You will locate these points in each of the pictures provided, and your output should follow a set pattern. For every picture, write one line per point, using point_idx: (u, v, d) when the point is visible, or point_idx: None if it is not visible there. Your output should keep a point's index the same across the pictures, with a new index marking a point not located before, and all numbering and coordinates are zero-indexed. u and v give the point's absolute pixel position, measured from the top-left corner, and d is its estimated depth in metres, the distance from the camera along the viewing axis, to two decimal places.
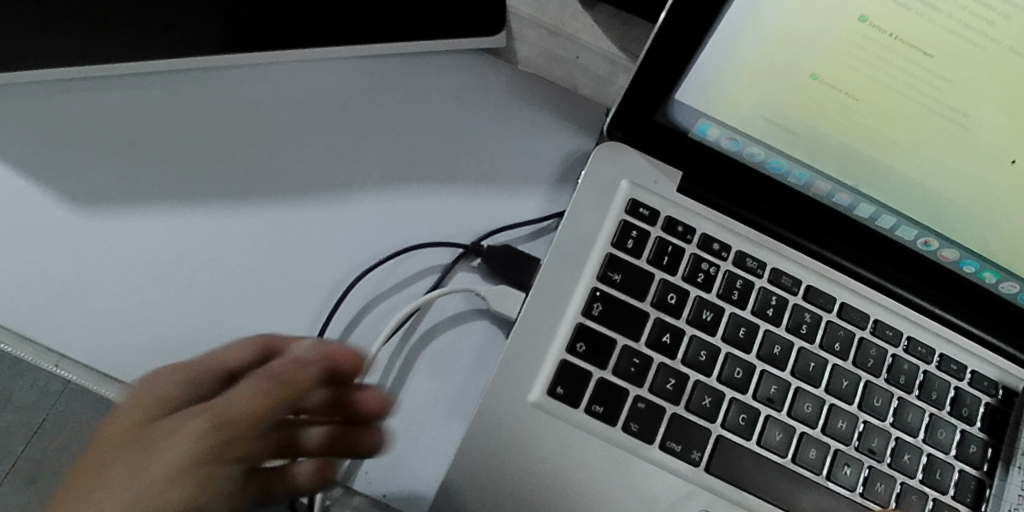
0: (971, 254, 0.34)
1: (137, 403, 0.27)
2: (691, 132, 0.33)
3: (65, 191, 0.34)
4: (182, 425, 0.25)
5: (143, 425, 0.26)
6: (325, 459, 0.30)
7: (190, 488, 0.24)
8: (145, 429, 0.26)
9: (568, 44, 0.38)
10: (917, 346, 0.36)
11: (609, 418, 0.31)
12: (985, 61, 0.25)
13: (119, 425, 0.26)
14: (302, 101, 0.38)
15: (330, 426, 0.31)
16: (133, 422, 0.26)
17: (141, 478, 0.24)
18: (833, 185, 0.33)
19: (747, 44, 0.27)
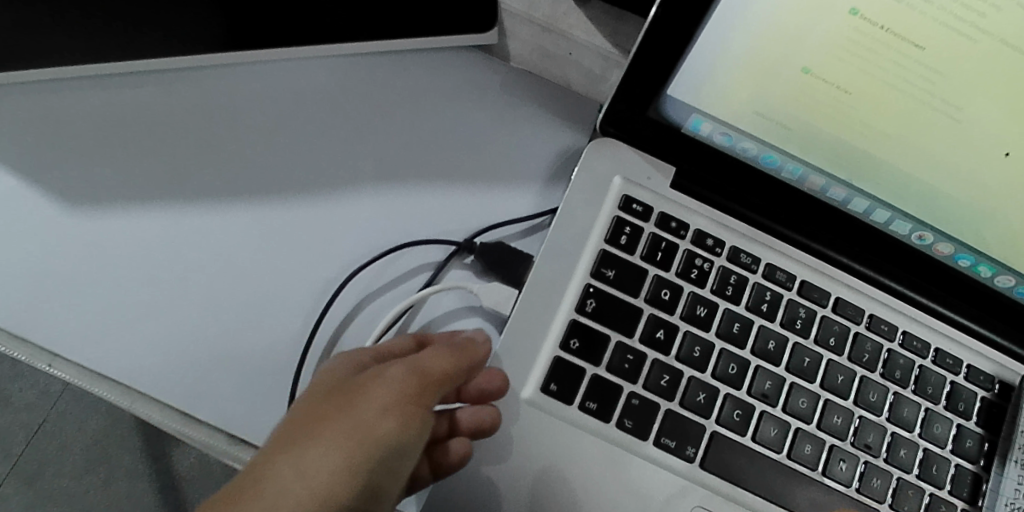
0: (965, 248, 0.33)
1: (323, 380, 0.29)
2: (684, 128, 0.33)
3: (58, 191, 0.34)
4: (373, 378, 0.28)
5: (343, 391, 0.28)
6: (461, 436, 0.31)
7: (400, 420, 0.28)
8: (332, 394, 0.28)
9: (561, 40, 0.37)
10: (913, 340, 0.36)
11: (603, 415, 0.31)
12: (977, 53, 0.25)
13: (310, 395, 0.28)
14: (294, 99, 0.38)
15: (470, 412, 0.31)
16: (319, 391, 0.28)
17: (342, 429, 0.26)
18: (827, 179, 0.33)
19: (738, 39, 0.27)
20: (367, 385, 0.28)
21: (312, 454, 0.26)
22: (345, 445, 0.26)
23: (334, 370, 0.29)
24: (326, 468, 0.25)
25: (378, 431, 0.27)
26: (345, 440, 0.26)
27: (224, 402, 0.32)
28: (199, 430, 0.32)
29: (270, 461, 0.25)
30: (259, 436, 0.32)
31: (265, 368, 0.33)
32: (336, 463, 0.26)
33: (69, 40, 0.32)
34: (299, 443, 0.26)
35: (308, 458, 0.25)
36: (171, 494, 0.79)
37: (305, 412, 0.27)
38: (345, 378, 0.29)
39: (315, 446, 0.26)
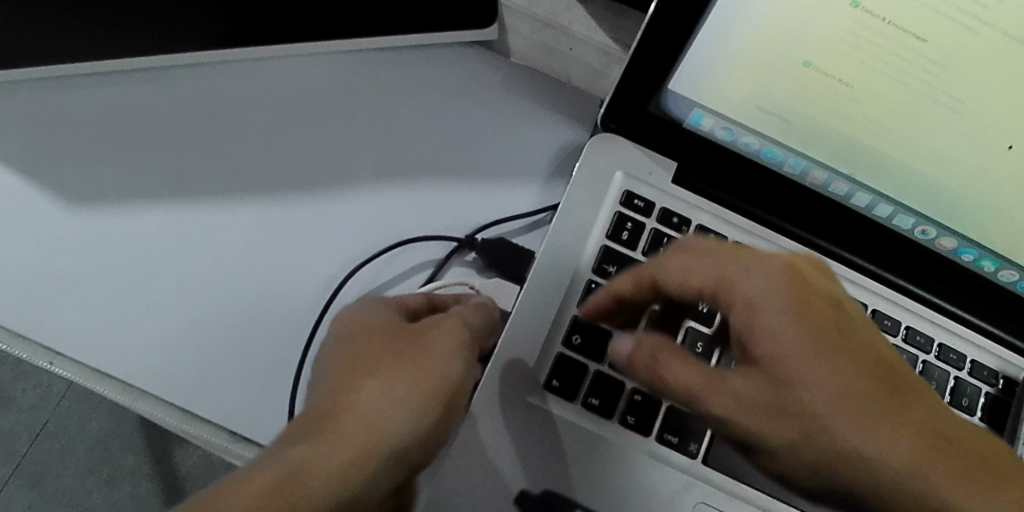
0: (968, 241, 0.33)
1: (342, 334, 0.28)
2: (685, 123, 0.33)
3: (61, 188, 0.34)
4: (398, 325, 0.28)
5: (406, 338, 0.27)
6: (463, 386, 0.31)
7: (464, 360, 0.27)
8: (352, 345, 0.27)
9: (561, 36, 0.38)
10: (916, 335, 0.36)
11: (605, 411, 0.31)
12: (977, 44, 0.25)
13: (350, 342, 0.28)
14: (295, 96, 0.38)
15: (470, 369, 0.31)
16: (340, 347, 0.28)
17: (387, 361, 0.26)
18: (830, 174, 0.33)
19: (738, 32, 0.27)
20: (403, 328, 0.28)
21: (376, 384, 0.25)
22: (396, 369, 0.26)
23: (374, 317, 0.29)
24: (383, 391, 0.25)
25: (427, 355, 0.27)
26: (394, 367, 0.26)
27: (225, 400, 0.32)
28: (199, 428, 0.31)
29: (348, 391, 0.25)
30: (262, 432, 0.32)
31: (268, 365, 0.33)
32: (397, 385, 0.25)
33: (70, 35, 0.32)
34: (340, 383, 0.26)
35: (360, 388, 0.25)
36: (173, 495, 0.79)
37: (367, 356, 0.26)
38: (364, 328, 0.28)
39: (365, 376, 0.26)
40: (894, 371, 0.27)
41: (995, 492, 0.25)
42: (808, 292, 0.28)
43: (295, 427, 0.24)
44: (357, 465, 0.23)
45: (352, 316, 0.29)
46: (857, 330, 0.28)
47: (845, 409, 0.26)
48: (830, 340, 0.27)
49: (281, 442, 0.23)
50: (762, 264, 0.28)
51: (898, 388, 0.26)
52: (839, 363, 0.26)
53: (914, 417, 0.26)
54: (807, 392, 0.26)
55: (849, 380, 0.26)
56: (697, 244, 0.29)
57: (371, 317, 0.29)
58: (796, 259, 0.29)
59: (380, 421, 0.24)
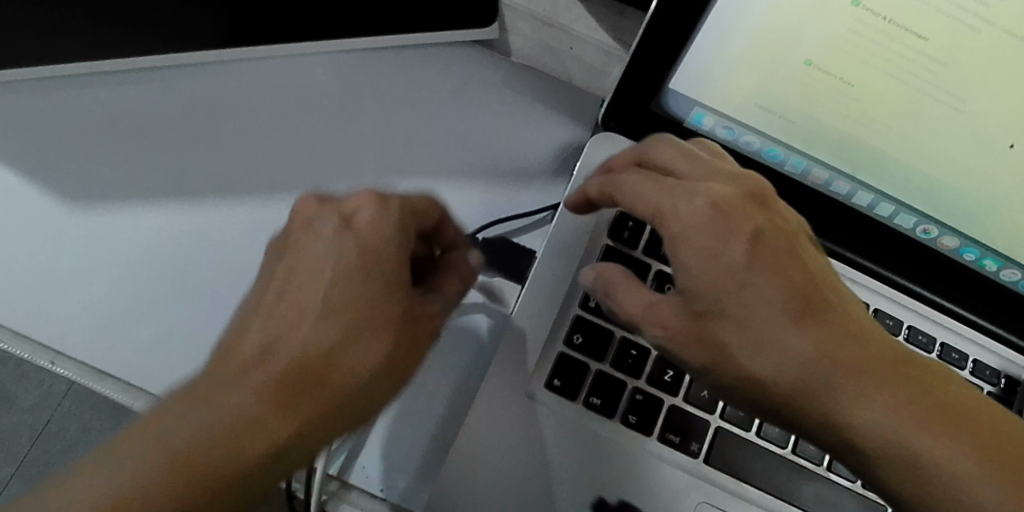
0: (970, 241, 0.33)
1: (305, 231, 0.26)
2: (686, 121, 0.33)
3: (61, 187, 0.34)
4: (354, 241, 0.25)
5: (400, 304, 0.25)
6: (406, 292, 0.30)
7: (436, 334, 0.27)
8: (303, 262, 0.25)
9: (561, 35, 0.38)
10: (919, 334, 0.36)
11: (606, 410, 0.31)
12: (979, 43, 0.25)
13: (336, 274, 0.25)
14: (295, 95, 0.38)
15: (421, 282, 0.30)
16: (298, 253, 0.26)
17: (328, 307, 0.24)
18: (831, 173, 0.32)
19: (739, 31, 0.27)
20: (364, 253, 0.25)
21: (351, 348, 0.24)
22: (334, 314, 0.24)
23: (371, 244, 0.25)
24: (316, 337, 0.24)
25: (373, 299, 0.25)
26: (333, 311, 0.24)
27: None
28: None
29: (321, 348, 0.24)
30: None
31: None
32: (353, 353, 0.24)
33: (71, 36, 0.32)
34: (275, 313, 0.24)
35: (290, 329, 0.24)
36: None
37: (351, 310, 0.24)
38: (319, 236, 0.26)
39: (301, 319, 0.24)
40: (818, 303, 0.26)
41: (933, 423, 0.24)
42: (725, 228, 0.27)
43: (218, 368, 0.23)
44: (274, 423, 0.22)
45: (321, 210, 0.27)
46: (777, 262, 0.27)
47: (787, 328, 0.26)
48: (739, 276, 0.26)
49: (197, 387, 0.23)
50: (686, 197, 0.28)
51: (816, 320, 0.26)
52: (750, 300, 0.26)
53: (841, 351, 0.25)
54: (722, 326, 0.26)
55: (760, 315, 0.26)
56: (652, 163, 0.30)
57: (337, 218, 0.26)
58: (720, 190, 0.28)
59: (312, 375, 0.23)
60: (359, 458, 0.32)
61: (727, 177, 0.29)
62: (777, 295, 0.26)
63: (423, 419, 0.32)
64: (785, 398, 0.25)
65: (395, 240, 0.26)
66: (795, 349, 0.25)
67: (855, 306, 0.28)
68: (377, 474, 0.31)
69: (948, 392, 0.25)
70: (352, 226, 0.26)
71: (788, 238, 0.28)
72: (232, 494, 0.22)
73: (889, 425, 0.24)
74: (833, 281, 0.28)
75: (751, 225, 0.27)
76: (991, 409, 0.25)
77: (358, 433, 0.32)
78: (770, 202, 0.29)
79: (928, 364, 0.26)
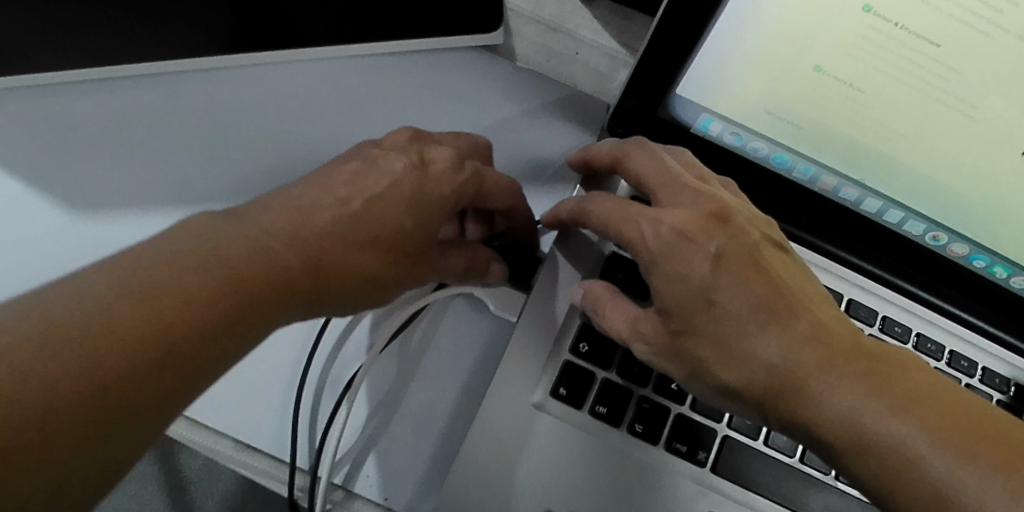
0: (980, 248, 0.33)
1: (386, 153, 0.29)
2: (692, 127, 0.32)
3: (66, 195, 0.34)
4: (421, 178, 0.28)
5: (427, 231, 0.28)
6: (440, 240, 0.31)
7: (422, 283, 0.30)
8: (372, 167, 0.28)
9: (566, 40, 0.39)
10: (927, 342, 0.35)
11: (612, 419, 0.31)
12: (993, 49, 0.25)
13: (387, 192, 0.27)
14: (298, 99, 0.38)
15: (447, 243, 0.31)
16: (371, 160, 0.28)
17: (377, 204, 0.27)
18: (839, 179, 0.32)
19: (747, 36, 0.27)
20: (435, 185, 0.28)
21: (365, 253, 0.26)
22: (367, 212, 0.26)
23: (444, 183, 0.29)
24: (337, 225, 0.26)
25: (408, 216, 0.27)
26: (369, 214, 0.27)
27: (231, 407, 0.32)
28: (202, 434, 0.31)
29: (345, 239, 0.26)
30: (266, 440, 0.32)
31: (273, 373, 0.33)
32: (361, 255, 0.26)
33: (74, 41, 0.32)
34: (328, 194, 0.26)
35: (325, 209, 0.26)
36: None
37: (383, 225, 0.27)
38: (393, 159, 0.29)
39: (349, 205, 0.26)
40: (784, 311, 0.27)
41: (897, 406, 0.24)
42: (687, 250, 0.28)
43: (262, 210, 0.25)
44: (288, 269, 0.24)
45: (410, 145, 0.30)
46: (742, 280, 0.28)
47: (747, 328, 0.27)
48: (705, 294, 0.28)
49: (236, 217, 0.24)
50: (649, 225, 0.29)
51: (782, 325, 0.27)
52: (719, 317, 0.27)
53: (806, 354, 0.26)
54: (696, 342, 0.28)
55: (730, 327, 0.27)
56: (627, 172, 0.31)
57: (418, 154, 0.29)
58: (683, 217, 0.29)
59: (331, 252, 0.25)
60: (363, 467, 0.31)
61: (694, 196, 0.30)
62: (743, 308, 0.27)
63: (426, 427, 0.32)
64: (758, 398, 0.27)
65: (457, 186, 0.29)
66: (762, 355, 0.27)
67: (828, 312, 0.29)
68: (381, 484, 0.31)
69: (917, 381, 0.25)
70: (428, 167, 0.29)
71: (755, 253, 0.29)
72: (240, 326, 0.22)
73: (851, 412, 0.24)
74: (803, 288, 0.29)
75: (715, 244, 0.28)
76: (963, 397, 0.25)
77: (362, 442, 0.32)
78: (732, 218, 0.29)
79: (898, 358, 0.27)
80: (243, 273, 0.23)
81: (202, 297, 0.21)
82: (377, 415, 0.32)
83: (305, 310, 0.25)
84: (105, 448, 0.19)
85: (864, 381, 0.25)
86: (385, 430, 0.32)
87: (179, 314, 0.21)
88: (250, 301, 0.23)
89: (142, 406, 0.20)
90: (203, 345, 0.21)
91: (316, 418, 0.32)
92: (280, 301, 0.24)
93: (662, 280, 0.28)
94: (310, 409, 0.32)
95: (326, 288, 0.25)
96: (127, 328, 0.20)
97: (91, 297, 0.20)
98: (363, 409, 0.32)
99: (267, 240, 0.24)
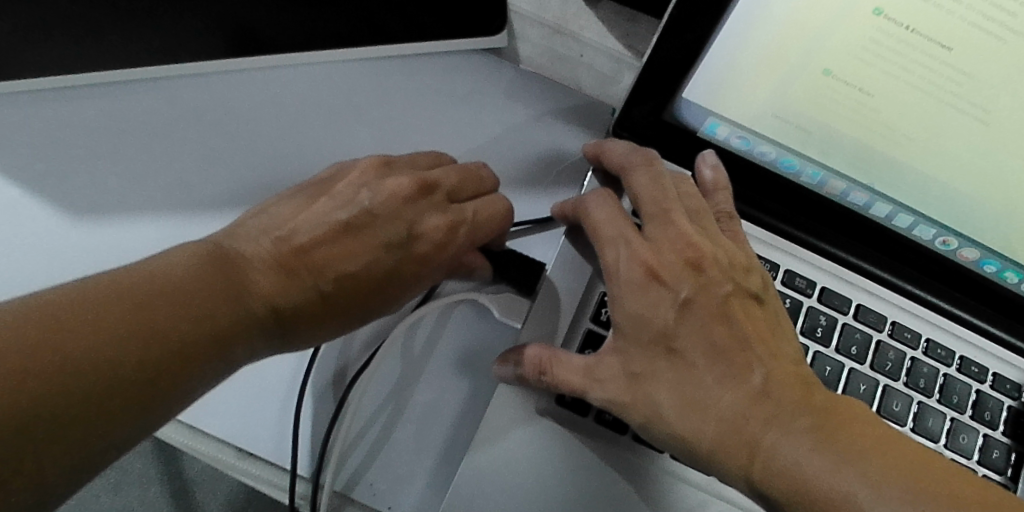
0: (991, 253, 0.32)
1: (380, 215, 0.29)
2: (699, 131, 0.32)
3: (66, 202, 0.34)
4: (404, 250, 0.30)
5: (395, 277, 0.29)
6: (428, 252, 0.30)
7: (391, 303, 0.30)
8: (360, 233, 0.29)
9: (571, 43, 0.38)
10: (937, 348, 0.35)
11: (618, 426, 0.30)
12: (1005, 53, 0.24)
13: (359, 243, 0.29)
14: (299, 102, 0.37)
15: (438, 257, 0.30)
16: (363, 224, 0.29)
17: (357, 271, 0.28)
18: (847, 184, 0.32)
19: (756, 39, 0.26)
20: (415, 267, 0.30)
21: (332, 306, 0.27)
22: (340, 261, 0.28)
23: (429, 248, 0.30)
24: (314, 278, 0.27)
25: (379, 267, 0.29)
26: (342, 264, 0.28)
27: (231, 415, 0.31)
28: (205, 443, 0.31)
29: (318, 290, 0.27)
30: (268, 446, 0.31)
31: (274, 378, 0.32)
32: (323, 301, 0.27)
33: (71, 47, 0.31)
34: (314, 250, 0.28)
35: (305, 254, 0.27)
36: None
37: (355, 278, 0.28)
38: (383, 230, 0.29)
39: (329, 271, 0.27)
40: (740, 365, 0.29)
41: (841, 458, 0.25)
42: (658, 292, 0.29)
43: (251, 259, 0.26)
44: (258, 308, 0.25)
45: (406, 209, 0.30)
46: (705, 328, 0.29)
47: (697, 380, 0.28)
48: (667, 339, 0.29)
49: (226, 258, 0.25)
50: (629, 258, 0.30)
51: (734, 379, 0.28)
52: (677, 363, 0.29)
53: (757, 408, 0.27)
54: (653, 385, 0.28)
55: (688, 376, 0.28)
56: (626, 185, 0.32)
57: (407, 226, 0.30)
58: (659, 258, 0.30)
59: (304, 297, 0.27)
60: (366, 474, 0.31)
61: (674, 235, 0.31)
62: (701, 358, 0.29)
63: (430, 434, 0.32)
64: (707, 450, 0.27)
65: (443, 247, 0.30)
66: (715, 407, 0.28)
67: (789, 366, 0.29)
68: (384, 491, 0.31)
69: (864, 433, 0.27)
70: (418, 237, 0.30)
71: (723, 304, 0.30)
72: (211, 355, 0.23)
73: (798, 465, 0.26)
74: (770, 340, 0.30)
75: (683, 291, 0.30)
76: (900, 442, 0.27)
77: (364, 449, 0.32)
78: (705, 267, 0.31)
79: (850, 410, 0.28)
80: (217, 310, 0.24)
81: (180, 330, 0.22)
82: (380, 421, 0.32)
83: (265, 348, 0.26)
84: (50, 466, 0.20)
85: (804, 433, 0.26)
86: (389, 437, 0.32)
87: (156, 346, 0.22)
88: (218, 338, 0.24)
89: (92, 433, 0.20)
90: (175, 374, 0.22)
91: (318, 424, 0.32)
92: (244, 339, 0.24)
93: (630, 324, 0.29)
94: (313, 415, 0.32)
95: (288, 329, 0.26)
96: (106, 352, 0.21)
97: (82, 315, 0.21)
98: (365, 416, 0.32)
99: (246, 287, 0.25)
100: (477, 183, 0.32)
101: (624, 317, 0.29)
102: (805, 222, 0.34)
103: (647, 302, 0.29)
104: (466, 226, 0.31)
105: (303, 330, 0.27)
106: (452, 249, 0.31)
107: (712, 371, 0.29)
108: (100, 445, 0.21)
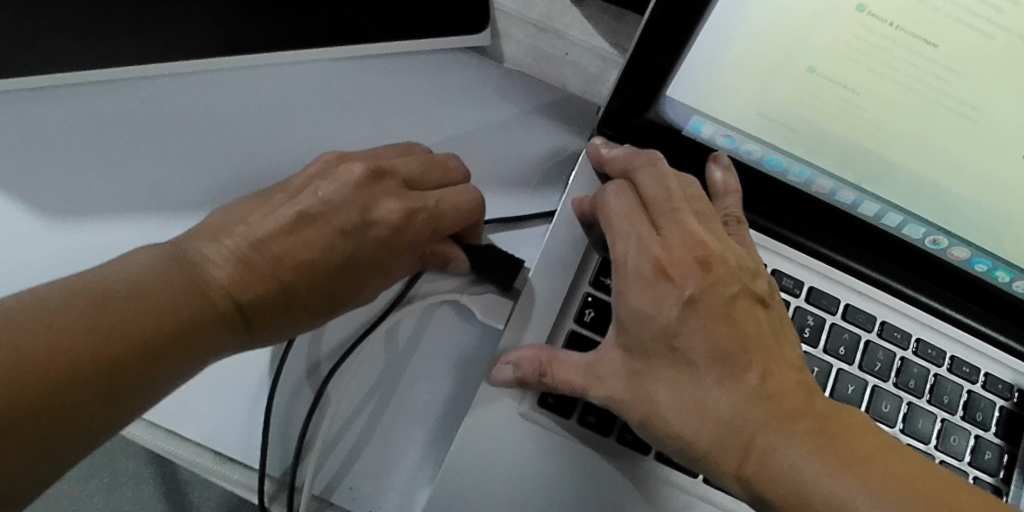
0: (982, 253, 0.32)
1: (330, 208, 0.28)
2: (684, 129, 0.31)
3: (44, 205, 0.34)
4: (364, 238, 0.29)
5: (358, 265, 0.28)
6: (390, 237, 0.29)
7: (359, 290, 0.29)
8: (314, 224, 0.28)
9: (556, 40, 0.38)
10: (928, 348, 0.35)
11: (601, 428, 0.30)
12: (989, 47, 0.24)
13: (313, 233, 0.28)
14: (280, 103, 0.37)
15: (407, 244, 0.30)
16: (319, 214, 0.28)
17: (319, 261, 0.27)
18: (835, 181, 0.31)
19: (739, 37, 0.26)
20: (377, 252, 0.29)
21: (296, 296, 0.27)
22: (298, 251, 0.27)
23: (390, 234, 0.29)
24: (276, 269, 0.26)
25: (338, 256, 0.28)
26: (302, 255, 0.27)
27: (209, 418, 0.31)
28: (181, 446, 0.31)
29: (282, 282, 0.26)
30: (247, 450, 0.31)
31: (254, 382, 0.32)
32: (287, 293, 0.27)
33: (43, 46, 0.31)
34: (271, 243, 0.27)
35: (261, 244, 0.26)
36: None
37: (316, 266, 0.27)
38: (336, 218, 0.28)
39: (286, 262, 0.27)
40: (741, 365, 0.28)
41: (839, 467, 0.25)
42: (663, 290, 0.28)
43: (210, 253, 0.25)
44: (224, 303, 0.25)
45: (359, 196, 0.29)
46: (709, 329, 0.28)
47: (697, 382, 0.28)
48: (669, 338, 0.28)
49: (184, 258, 0.25)
50: (636, 254, 0.29)
51: (735, 381, 0.27)
52: (678, 363, 0.28)
53: (757, 410, 0.27)
54: (653, 385, 0.28)
55: (687, 377, 0.28)
56: (633, 186, 0.31)
57: (362, 212, 0.29)
58: (669, 255, 0.29)
59: (271, 292, 0.26)
60: (346, 478, 0.31)
61: (685, 233, 0.30)
62: (703, 358, 0.28)
63: (411, 436, 0.32)
64: (704, 451, 0.27)
65: (405, 235, 0.30)
66: (715, 409, 0.27)
67: (788, 369, 0.29)
68: (365, 493, 0.31)
69: (863, 440, 0.27)
70: (374, 224, 0.29)
71: (730, 303, 0.29)
72: (176, 355, 0.23)
73: (799, 470, 0.26)
74: (773, 342, 0.29)
75: (691, 288, 0.29)
76: (900, 452, 0.27)
77: (345, 451, 0.31)
78: (715, 266, 0.29)
79: (851, 417, 0.28)
80: (176, 307, 0.23)
81: (143, 333, 0.22)
82: (361, 424, 0.32)
83: (232, 340, 0.26)
84: (24, 474, 0.20)
85: (803, 439, 0.26)
86: (370, 439, 0.32)
87: (121, 351, 0.22)
88: (182, 335, 0.23)
89: (55, 438, 0.21)
90: (142, 373, 0.22)
91: (298, 427, 0.32)
92: (204, 339, 0.24)
93: (633, 323, 0.28)
94: (293, 418, 0.32)
95: (255, 324, 0.26)
96: (64, 350, 0.21)
97: (35, 320, 0.21)
98: (345, 418, 0.32)
99: (206, 282, 0.25)
100: (442, 174, 0.32)
101: (626, 316, 0.28)
102: (796, 221, 0.34)
103: (653, 300, 0.28)
104: (427, 213, 0.30)
105: (271, 323, 0.27)
106: (419, 238, 0.30)
107: (715, 371, 0.28)
108: (62, 445, 0.21)
